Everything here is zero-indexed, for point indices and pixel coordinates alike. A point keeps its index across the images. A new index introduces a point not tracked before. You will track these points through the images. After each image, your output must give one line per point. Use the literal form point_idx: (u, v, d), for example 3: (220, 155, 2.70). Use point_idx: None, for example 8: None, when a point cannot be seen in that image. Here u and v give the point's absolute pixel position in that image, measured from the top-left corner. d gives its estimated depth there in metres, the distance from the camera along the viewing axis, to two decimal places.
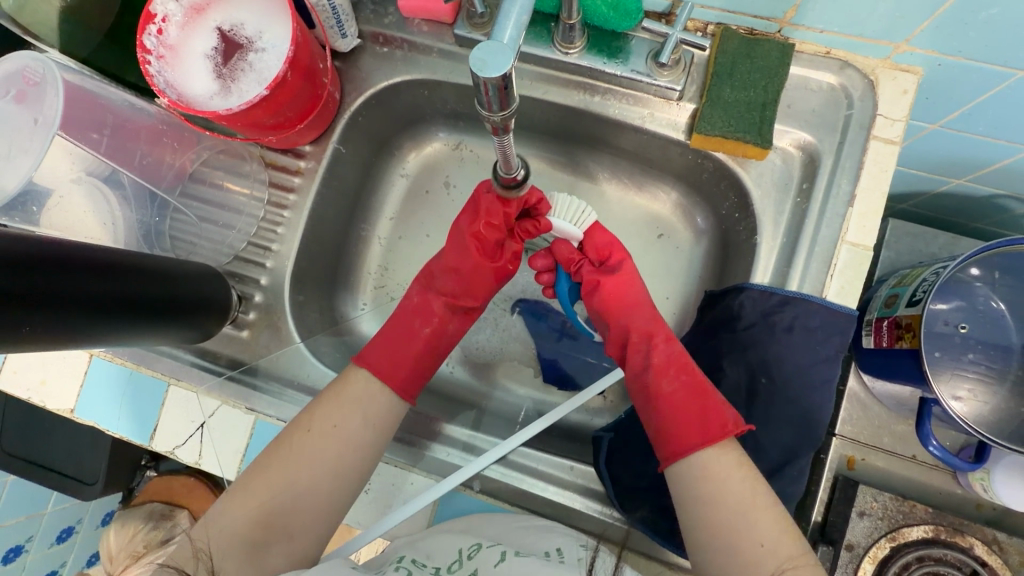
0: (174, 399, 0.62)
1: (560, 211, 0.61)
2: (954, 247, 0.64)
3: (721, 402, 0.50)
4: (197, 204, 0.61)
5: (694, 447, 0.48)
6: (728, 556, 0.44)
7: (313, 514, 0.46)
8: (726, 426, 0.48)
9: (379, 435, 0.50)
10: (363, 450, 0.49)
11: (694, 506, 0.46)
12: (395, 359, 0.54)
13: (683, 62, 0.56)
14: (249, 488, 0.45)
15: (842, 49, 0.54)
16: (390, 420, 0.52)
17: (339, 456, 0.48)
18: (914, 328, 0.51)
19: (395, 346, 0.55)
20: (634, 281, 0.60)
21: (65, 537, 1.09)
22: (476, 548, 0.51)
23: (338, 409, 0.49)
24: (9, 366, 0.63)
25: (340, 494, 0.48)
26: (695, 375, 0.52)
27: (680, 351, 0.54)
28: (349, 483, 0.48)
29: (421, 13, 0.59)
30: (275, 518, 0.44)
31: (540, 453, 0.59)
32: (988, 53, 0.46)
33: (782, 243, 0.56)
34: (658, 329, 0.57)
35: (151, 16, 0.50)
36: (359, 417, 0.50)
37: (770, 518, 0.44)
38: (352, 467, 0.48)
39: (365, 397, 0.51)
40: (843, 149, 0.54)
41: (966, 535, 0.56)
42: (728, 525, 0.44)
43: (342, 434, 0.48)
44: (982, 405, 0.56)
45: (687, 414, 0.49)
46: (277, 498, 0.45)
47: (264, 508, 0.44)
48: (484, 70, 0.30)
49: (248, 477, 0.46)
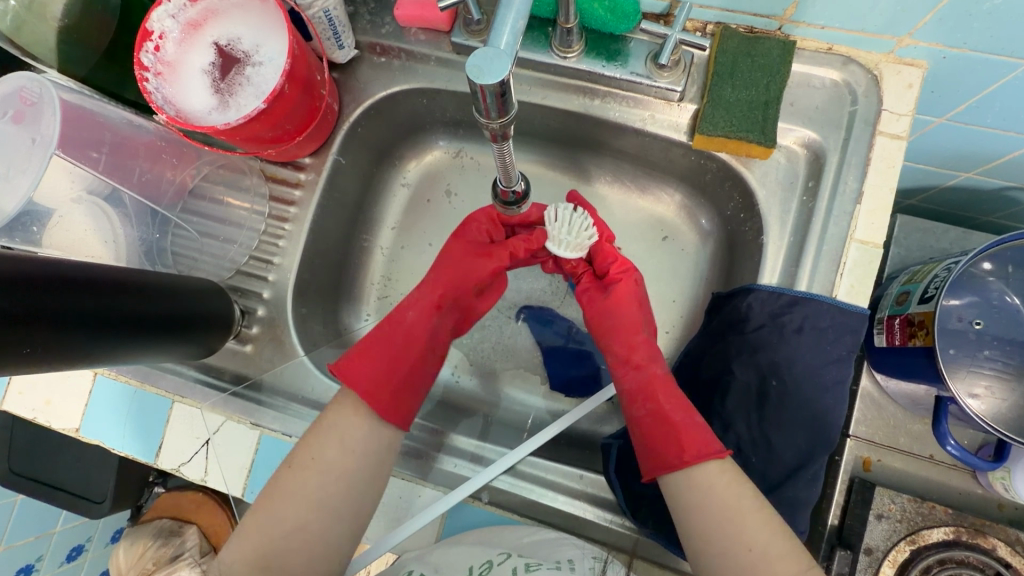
0: (179, 415, 0.62)
1: (551, 231, 0.55)
2: (966, 242, 0.63)
3: (692, 428, 0.48)
4: (197, 219, 0.61)
5: (663, 469, 0.48)
6: (729, 564, 0.42)
7: (310, 553, 0.43)
8: (684, 457, 0.47)
9: (362, 459, 0.46)
10: (349, 479, 0.45)
11: (697, 512, 0.45)
12: (382, 379, 0.50)
13: (684, 63, 0.55)
14: (245, 531, 0.42)
15: (844, 44, 0.53)
16: (374, 441, 0.47)
17: (321, 491, 0.44)
18: (927, 326, 0.50)
19: (384, 363, 0.51)
20: (629, 301, 0.59)
21: (74, 556, 1.09)
22: (487, 566, 0.50)
23: (316, 440, 0.46)
24: (15, 387, 0.62)
25: (333, 529, 0.44)
26: (677, 399, 0.51)
27: (666, 375, 0.53)
28: (340, 515, 0.44)
29: (417, 22, 0.59)
30: (272, 561, 0.42)
31: (550, 463, 0.58)
32: (995, 44, 0.45)
33: (789, 242, 0.55)
34: (646, 352, 0.56)
35: (148, 33, 0.50)
36: (337, 445, 0.46)
37: (773, 524, 0.43)
38: (339, 500, 0.45)
39: (339, 424, 0.47)
40: (848, 146, 0.53)
41: (988, 536, 0.55)
42: (727, 534, 0.43)
43: (320, 464, 0.45)
44: (1000, 403, 0.54)
45: (652, 440, 0.50)
46: (269, 541, 0.42)
47: (258, 553, 0.42)
48: (481, 77, 0.29)
49: (243, 520, 0.43)
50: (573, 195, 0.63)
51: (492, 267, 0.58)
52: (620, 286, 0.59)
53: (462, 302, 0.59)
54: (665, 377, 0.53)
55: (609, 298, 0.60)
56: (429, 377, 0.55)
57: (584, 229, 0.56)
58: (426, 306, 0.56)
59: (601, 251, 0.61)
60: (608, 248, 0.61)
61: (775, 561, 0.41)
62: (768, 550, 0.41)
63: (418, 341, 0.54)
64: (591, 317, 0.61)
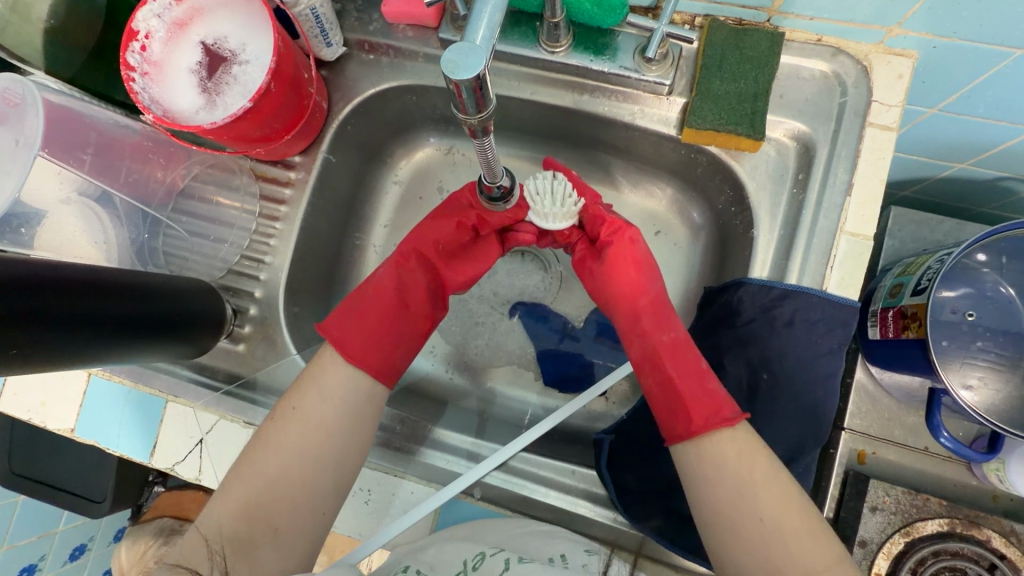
0: (172, 415, 0.62)
1: (535, 207, 0.55)
2: (959, 234, 0.62)
3: (701, 395, 0.48)
4: (187, 219, 0.61)
5: (674, 437, 0.48)
6: (738, 535, 0.42)
7: (294, 503, 0.43)
8: (691, 427, 0.47)
9: (342, 408, 0.47)
10: (330, 429, 0.45)
11: (705, 488, 0.44)
12: (356, 328, 0.50)
13: (671, 56, 0.55)
14: (230, 482, 0.43)
15: (833, 35, 0.53)
16: (353, 392, 0.47)
17: (302, 439, 0.44)
18: (920, 318, 0.50)
19: (361, 315, 0.51)
20: (628, 266, 0.58)
21: (78, 555, 1.10)
22: (480, 559, 0.49)
23: (298, 393, 0.47)
24: (9, 388, 0.63)
25: (317, 478, 0.44)
26: (687, 364, 0.51)
27: (674, 339, 0.53)
28: (322, 464, 0.45)
29: (404, 18, 0.59)
30: (255, 510, 0.42)
31: (541, 459, 0.58)
32: (984, 33, 0.45)
33: (779, 235, 0.55)
34: (652, 319, 0.55)
35: (134, 33, 0.50)
36: (316, 395, 0.46)
37: (781, 494, 0.43)
38: (320, 448, 0.45)
39: (319, 377, 0.47)
40: (838, 138, 0.53)
41: (983, 528, 0.55)
42: (737, 502, 0.43)
43: (301, 414, 0.45)
44: (994, 395, 0.54)
45: (663, 411, 0.50)
46: (253, 489, 0.42)
47: (243, 504, 0.42)
48: (456, 72, 0.29)
49: (228, 475, 0.43)
50: (545, 161, 0.61)
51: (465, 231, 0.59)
52: (614, 249, 0.59)
53: (436, 265, 0.58)
54: (673, 342, 0.52)
55: (604, 265, 0.59)
56: (412, 332, 0.54)
57: (565, 198, 0.55)
58: (397, 261, 0.56)
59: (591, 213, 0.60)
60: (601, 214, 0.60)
61: (785, 530, 0.41)
62: (782, 521, 0.41)
63: (393, 292, 0.54)
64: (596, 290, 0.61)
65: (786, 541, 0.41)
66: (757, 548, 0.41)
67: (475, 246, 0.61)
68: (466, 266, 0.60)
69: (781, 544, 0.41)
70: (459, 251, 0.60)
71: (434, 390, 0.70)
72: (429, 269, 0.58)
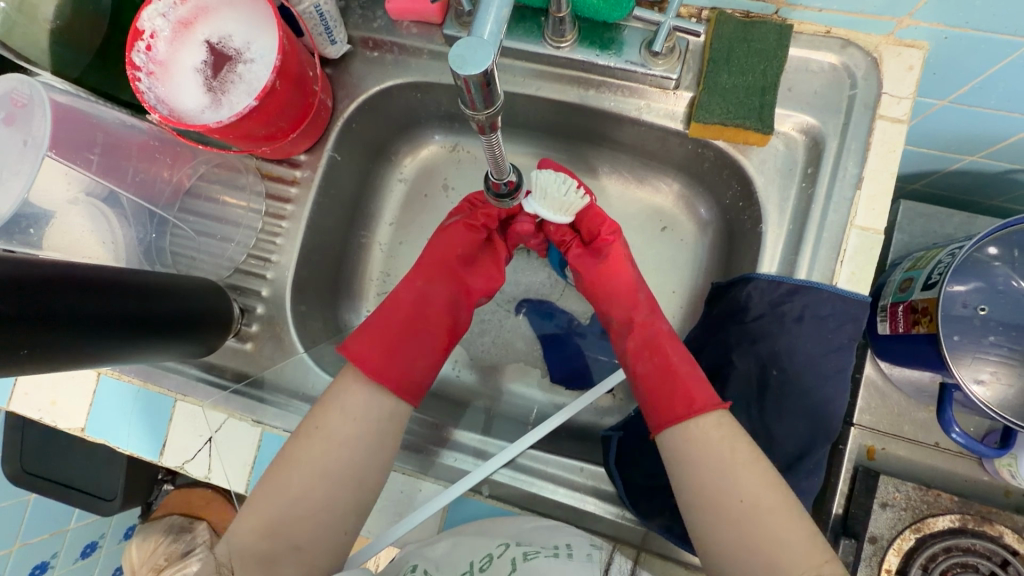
0: (182, 413, 0.63)
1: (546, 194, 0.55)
2: (971, 227, 0.62)
3: (701, 379, 0.48)
4: (194, 219, 0.61)
5: (674, 418, 0.47)
6: (720, 515, 0.42)
7: (316, 522, 0.43)
8: (693, 405, 0.46)
9: (364, 426, 0.46)
10: (351, 448, 0.45)
11: (687, 473, 0.44)
12: (377, 345, 0.49)
13: (679, 50, 0.54)
14: (254, 500, 0.43)
15: (843, 27, 0.52)
16: (374, 411, 0.47)
17: (323, 458, 0.44)
18: (931, 312, 0.49)
19: (378, 329, 0.51)
20: (627, 263, 0.59)
21: (89, 553, 1.11)
22: (487, 561, 0.49)
23: (323, 411, 0.46)
24: (20, 387, 0.63)
25: (339, 498, 0.44)
26: (682, 352, 0.51)
27: (670, 331, 0.54)
28: (344, 484, 0.44)
29: (409, 15, 0.58)
30: (278, 529, 0.42)
31: (550, 455, 0.58)
32: (998, 23, 0.44)
33: (788, 230, 0.55)
34: (648, 311, 0.56)
35: (139, 32, 0.50)
36: (337, 413, 0.46)
37: (762, 476, 0.43)
38: (342, 470, 0.44)
39: (340, 396, 0.47)
40: (848, 131, 0.52)
41: (995, 524, 0.54)
42: (723, 481, 0.43)
43: (325, 433, 0.45)
44: (1006, 389, 0.54)
45: (660, 393, 0.49)
46: (275, 509, 0.43)
47: (266, 521, 0.42)
48: (464, 68, 0.29)
49: (255, 490, 0.44)
50: (544, 161, 0.62)
51: (472, 237, 0.60)
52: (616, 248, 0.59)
53: (458, 274, 0.58)
54: (667, 333, 0.53)
55: (604, 262, 0.59)
56: (436, 347, 0.53)
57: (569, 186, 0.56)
58: (415, 277, 0.57)
59: (594, 213, 0.60)
60: (595, 210, 0.60)
61: (766, 515, 0.41)
62: (761, 501, 0.42)
63: (417, 307, 0.54)
64: (590, 285, 0.60)
65: (769, 523, 0.41)
66: (737, 530, 0.41)
67: (488, 253, 0.62)
68: (483, 269, 0.61)
69: (762, 529, 0.41)
70: (477, 257, 0.61)
71: (441, 387, 0.70)
72: (449, 278, 0.58)
